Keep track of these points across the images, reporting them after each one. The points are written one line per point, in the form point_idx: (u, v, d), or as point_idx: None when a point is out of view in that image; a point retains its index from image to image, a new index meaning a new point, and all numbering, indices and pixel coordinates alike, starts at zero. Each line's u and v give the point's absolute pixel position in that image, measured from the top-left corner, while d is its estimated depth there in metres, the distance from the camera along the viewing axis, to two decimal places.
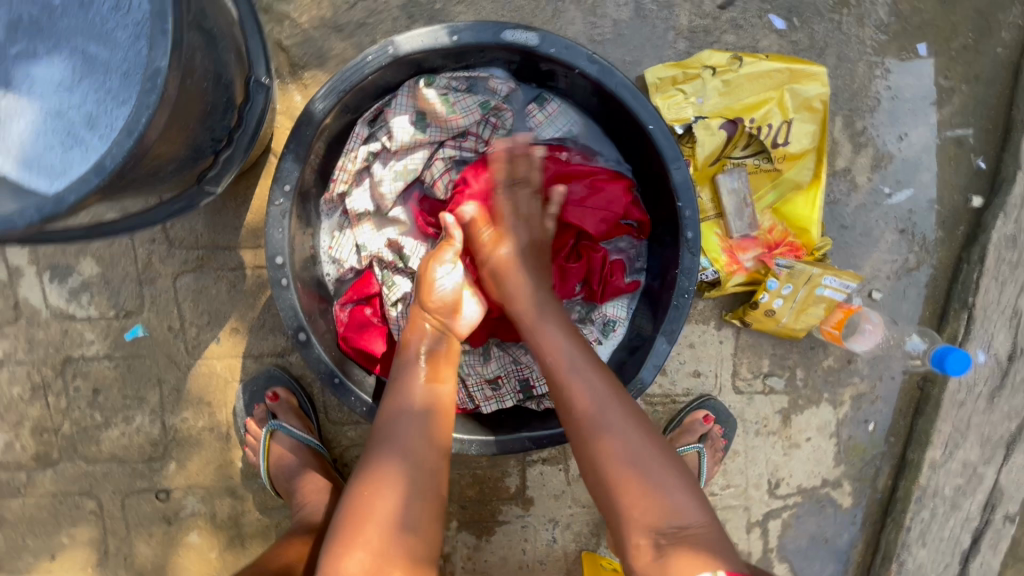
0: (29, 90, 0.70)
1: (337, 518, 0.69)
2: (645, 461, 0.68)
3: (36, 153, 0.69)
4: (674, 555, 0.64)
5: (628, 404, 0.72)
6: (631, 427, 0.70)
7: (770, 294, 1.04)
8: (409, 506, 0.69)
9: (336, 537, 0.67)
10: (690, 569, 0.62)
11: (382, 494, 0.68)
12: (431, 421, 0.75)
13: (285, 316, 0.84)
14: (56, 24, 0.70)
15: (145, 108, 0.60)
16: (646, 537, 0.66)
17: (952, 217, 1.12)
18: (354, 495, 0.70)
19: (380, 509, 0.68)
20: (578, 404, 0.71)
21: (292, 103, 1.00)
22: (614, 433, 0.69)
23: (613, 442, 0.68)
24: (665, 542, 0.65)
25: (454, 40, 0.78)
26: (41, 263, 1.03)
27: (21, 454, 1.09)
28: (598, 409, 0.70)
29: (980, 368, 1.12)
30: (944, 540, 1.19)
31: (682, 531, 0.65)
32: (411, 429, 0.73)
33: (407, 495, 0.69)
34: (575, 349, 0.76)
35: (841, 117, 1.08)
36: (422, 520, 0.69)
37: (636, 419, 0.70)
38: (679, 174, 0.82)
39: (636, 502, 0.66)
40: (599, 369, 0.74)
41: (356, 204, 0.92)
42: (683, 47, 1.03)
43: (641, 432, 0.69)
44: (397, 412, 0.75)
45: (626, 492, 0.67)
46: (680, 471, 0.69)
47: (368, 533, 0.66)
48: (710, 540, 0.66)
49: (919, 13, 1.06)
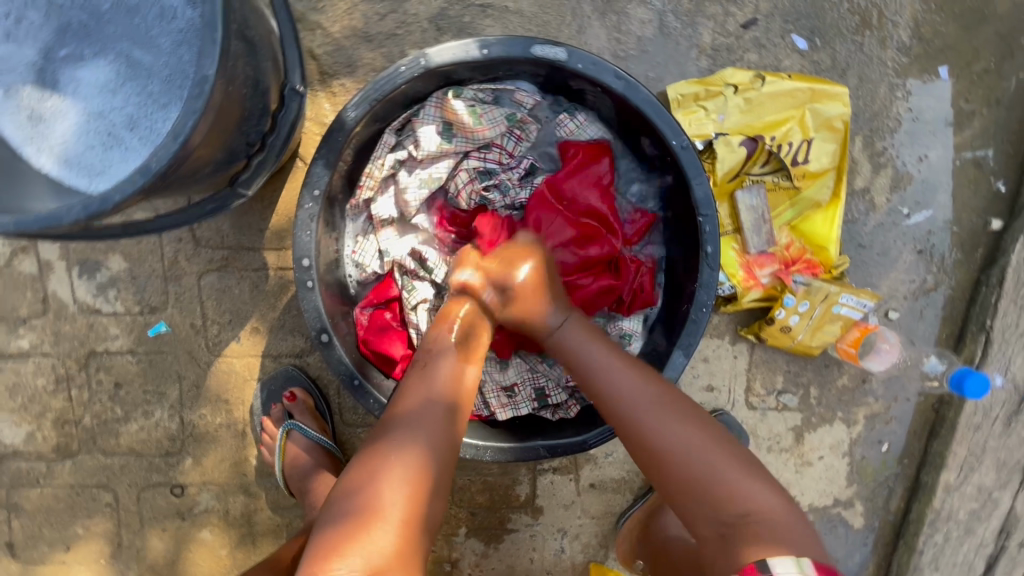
0: (74, 91, 0.73)
1: (337, 515, 0.64)
2: (696, 450, 0.69)
3: (80, 152, 0.73)
4: (742, 539, 0.63)
5: (676, 395, 0.74)
6: (681, 419, 0.71)
7: (787, 311, 1.04)
8: (425, 504, 0.66)
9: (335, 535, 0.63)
10: (762, 559, 0.60)
11: (398, 486, 0.65)
12: (455, 420, 0.73)
13: (309, 317, 0.85)
14: (104, 29, 0.73)
15: (192, 113, 0.62)
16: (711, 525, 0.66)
17: (971, 239, 1.12)
18: (359, 489, 0.65)
19: (392, 506, 0.64)
20: (620, 391, 0.74)
21: (321, 110, 1.03)
22: (659, 418, 0.71)
23: (660, 427, 0.70)
24: (730, 528, 0.64)
25: (484, 53, 0.80)
26: (71, 258, 1.06)
27: (42, 445, 1.11)
28: (643, 394, 0.73)
29: (997, 392, 1.12)
30: (957, 565, 1.18)
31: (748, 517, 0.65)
32: (436, 422, 0.71)
33: (427, 491, 0.66)
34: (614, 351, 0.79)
35: (861, 137, 1.08)
36: (433, 520, 0.67)
37: (684, 411, 0.72)
38: (701, 190, 0.83)
39: (692, 487, 0.67)
40: (632, 364, 0.77)
41: (381, 210, 0.95)
42: (705, 64, 1.05)
43: (690, 421, 0.71)
44: (421, 406, 0.72)
45: (685, 479, 0.68)
46: (742, 464, 0.69)
47: (378, 528, 0.62)
48: (781, 528, 0.64)
49: (941, 36, 1.07)
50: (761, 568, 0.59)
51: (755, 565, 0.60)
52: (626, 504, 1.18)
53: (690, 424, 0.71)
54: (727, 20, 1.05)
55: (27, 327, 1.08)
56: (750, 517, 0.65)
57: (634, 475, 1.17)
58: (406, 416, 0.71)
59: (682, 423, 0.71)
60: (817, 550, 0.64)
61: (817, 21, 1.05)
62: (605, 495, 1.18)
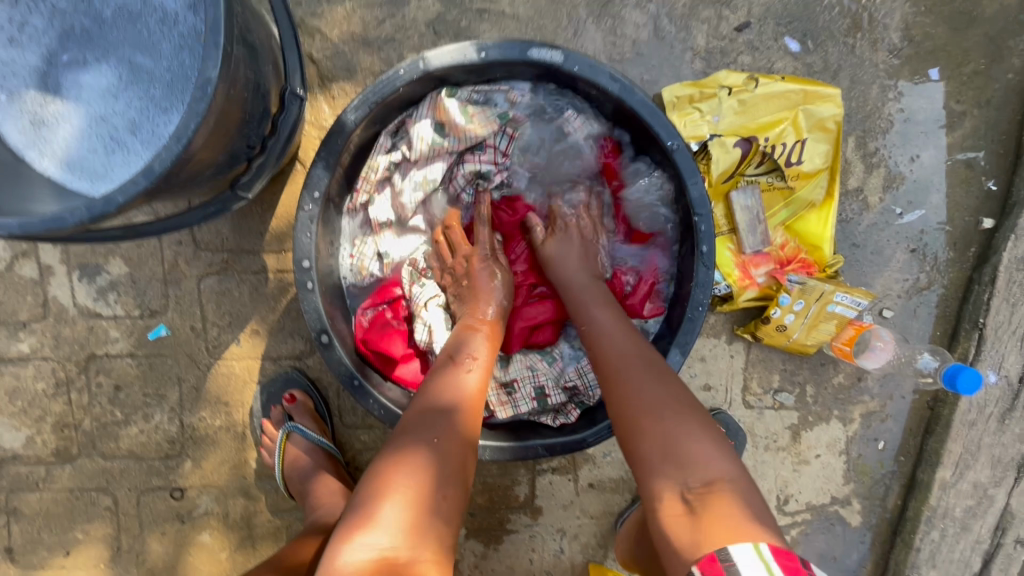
0: (77, 96, 0.73)
1: (357, 500, 0.67)
2: (668, 411, 0.68)
3: (82, 156, 0.73)
4: (711, 511, 0.60)
5: (650, 358, 0.75)
6: (659, 380, 0.72)
7: (782, 310, 1.05)
8: (431, 474, 0.68)
9: (353, 514, 0.66)
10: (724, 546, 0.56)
11: (404, 465, 0.67)
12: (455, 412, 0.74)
13: (309, 318, 0.86)
14: (106, 34, 0.74)
15: (195, 116, 0.63)
16: (678, 495, 0.63)
17: (963, 238, 1.13)
18: (374, 475, 0.69)
19: (399, 480, 0.66)
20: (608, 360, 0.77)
21: (320, 114, 1.04)
22: (639, 380, 0.72)
23: (637, 387, 0.71)
24: (699, 500, 0.62)
25: (481, 56, 0.81)
26: (71, 262, 1.06)
27: (42, 448, 1.11)
28: (624, 361, 0.75)
29: (991, 390, 1.13)
30: (954, 562, 1.18)
31: (718, 484, 0.62)
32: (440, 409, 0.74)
33: (433, 468, 0.68)
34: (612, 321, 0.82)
35: (854, 138, 1.10)
36: (439, 506, 0.66)
37: (663, 373, 0.73)
38: (696, 190, 0.84)
39: (660, 453, 0.65)
40: (616, 335, 0.80)
41: (378, 212, 0.96)
42: (699, 67, 1.06)
43: (664, 385, 0.71)
44: (431, 399, 0.76)
45: (653, 445, 0.67)
46: (710, 431, 0.67)
47: (387, 504, 0.65)
48: (749, 498, 0.62)
49: (931, 39, 1.09)
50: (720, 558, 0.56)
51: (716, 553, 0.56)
52: (625, 504, 1.18)
53: (666, 388, 0.71)
54: (720, 23, 1.06)
55: (26, 331, 1.08)
56: (720, 485, 0.62)
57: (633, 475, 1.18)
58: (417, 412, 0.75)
59: (659, 385, 0.71)
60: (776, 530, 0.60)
61: (809, 24, 1.07)
62: (604, 495, 1.18)
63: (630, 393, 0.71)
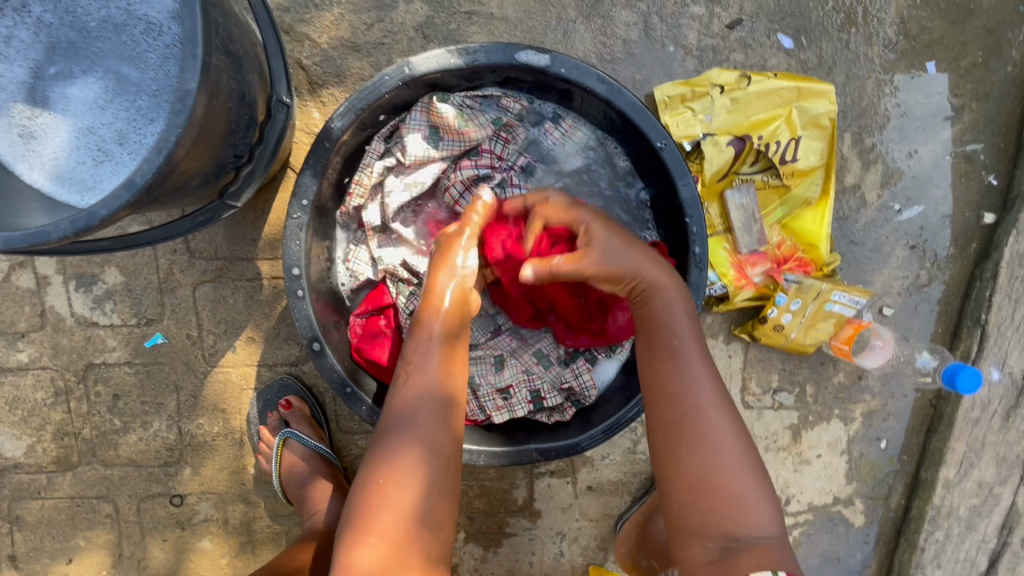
0: (65, 108, 0.74)
1: (342, 528, 0.66)
2: (726, 461, 0.65)
3: (70, 168, 0.74)
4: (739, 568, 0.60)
5: (729, 400, 0.69)
6: (729, 423, 0.67)
7: (779, 309, 1.04)
8: (427, 500, 0.67)
9: (351, 527, 0.66)
10: None
11: (398, 489, 0.66)
12: (448, 422, 0.71)
13: (300, 325, 0.86)
14: (91, 46, 0.74)
15: (175, 128, 0.63)
16: (714, 541, 0.63)
17: (964, 234, 1.11)
18: (358, 508, 0.66)
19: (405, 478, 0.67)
20: (676, 386, 0.68)
21: (311, 120, 1.03)
22: (709, 426, 0.66)
23: (707, 439, 0.65)
24: (732, 552, 0.62)
25: (468, 60, 0.81)
26: (67, 272, 1.07)
27: (43, 457, 1.12)
28: (698, 394, 0.68)
29: (994, 387, 1.11)
30: (960, 562, 1.17)
31: (755, 540, 0.62)
32: (432, 420, 0.70)
33: (424, 491, 0.66)
34: (689, 328, 0.72)
35: (850, 134, 1.08)
36: (437, 517, 0.67)
37: (732, 412, 0.68)
38: (686, 191, 0.84)
39: (693, 496, 0.65)
40: (680, 354, 0.70)
41: (371, 217, 0.95)
42: (691, 65, 1.05)
43: (734, 430, 0.67)
44: (415, 404, 0.71)
45: (709, 494, 0.64)
46: (760, 478, 0.66)
47: (368, 549, 0.63)
48: (786, 562, 0.61)
49: (928, 32, 1.07)
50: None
51: None
52: (624, 506, 1.17)
53: (736, 437, 0.66)
54: (712, 21, 1.05)
55: (25, 341, 1.09)
56: (758, 542, 0.62)
57: (632, 477, 1.17)
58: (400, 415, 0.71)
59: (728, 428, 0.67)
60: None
61: (802, 20, 1.06)
62: (603, 497, 1.17)
63: (696, 444, 0.65)
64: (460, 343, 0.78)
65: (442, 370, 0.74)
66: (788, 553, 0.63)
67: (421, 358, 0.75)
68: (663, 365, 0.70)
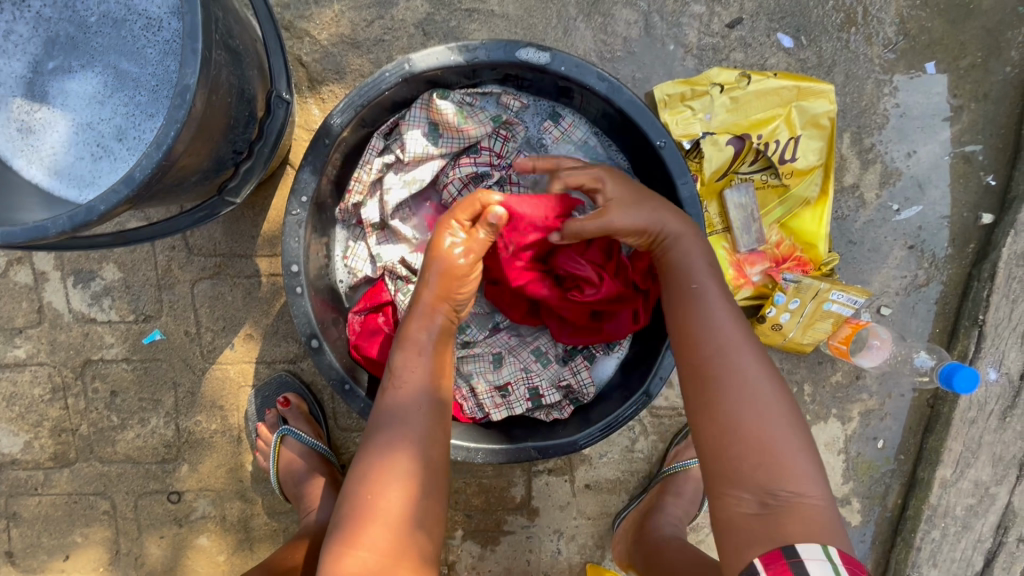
0: (63, 103, 0.73)
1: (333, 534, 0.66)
2: (764, 408, 0.63)
3: (68, 163, 0.73)
4: (778, 525, 0.58)
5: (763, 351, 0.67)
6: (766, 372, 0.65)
7: (777, 309, 1.04)
8: (417, 502, 0.67)
9: (343, 530, 0.65)
10: (790, 546, 0.57)
11: (389, 490, 0.66)
12: (437, 428, 0.71)
13: (299, 323, 0.86)
14: (90, 41, 0.74)
15: (174, 123, 0.63)
16: (751, 495, 0.61)
17: (961, 234, 1.12)
18: (351, 514, 0.66)
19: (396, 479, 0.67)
20: (705, 332, 0.68)
21: (310, 117, 1.03)
22: (744, 374, 0.64)
23: (738, 384, 0.64)
24: (771, 508, 0.59)
25: (469, 57, 0.82)
26: (65, 268, 1.07)
27: (40, 453, 1.12)
28: (729, 342, 0.66)
29: (991, 387, 1.11)
30: (956, 561, 1.17)
31: (795, 498, 0.60)
32: (421, 419, 0.71)
33: (415, 493, 0.67)
34: (714, 279, 0.72)
35: (849, 134, 1.09)
36: (428, 517, 0.68)
37: (768, 363, 0.66)
38: (685, 190, 0.84)
39: (730, 444, 0.62)
40: (710, 302, 0.70)
41: (369, 214, 0.95)
42: (691, 64, 1.06)
43: (770, 381, 0.65)
44: (403, 408, 0.71)
45: (745, 443, 0.62)
46: (801, 433, 0.63)
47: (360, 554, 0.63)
48: (828, 522, 0.59)
49: (927, 32, 1.07)
50: (786, 554, 0.56)
51: (783, 550, 0.57)
52: (622, 504, 1.17)
53: (772, 386, 0.64)
54: (712, 20, 1.05)
55: (22, 337, 1.09)
56: (798, 498, 0.60)
57: (629, 475, 1.17)
58: (390, 411, 0.71)
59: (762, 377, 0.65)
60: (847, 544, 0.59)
61: (802, 20, 1.06)
62: (601, 495, 1.17)
63: (725, 389, 0.64)
64: (445, 343, 0.77)
65: (431, 377, 0.73)
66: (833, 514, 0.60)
67: (409, 362, 0.74)
68: (692, 312, 0.69)
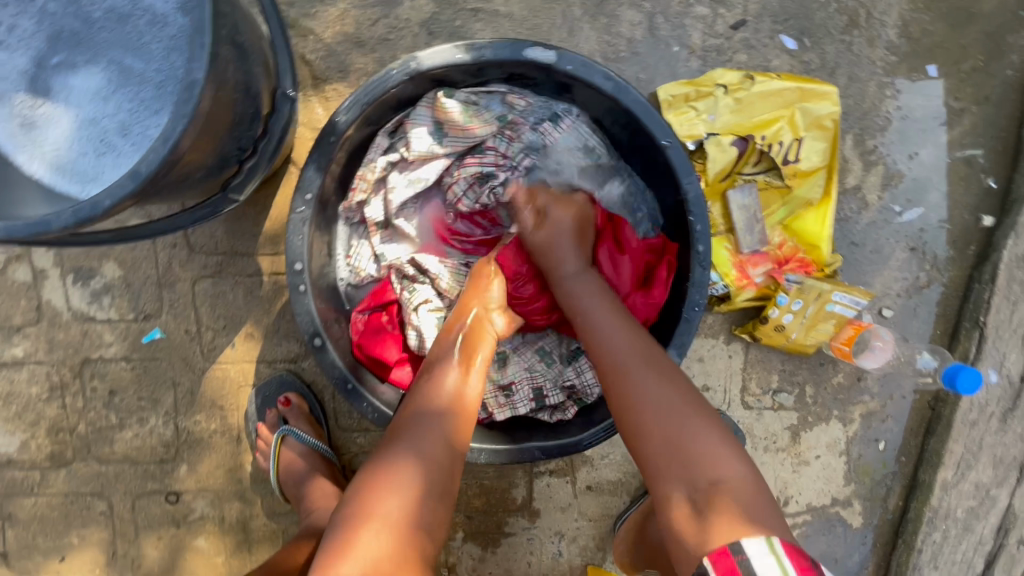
0: (67, 99, 0.73)
1: (341, 514, 0.65)
2: (671, 415, 0.67)
3: (71, 159, 0.73)
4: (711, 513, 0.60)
5: (661, 361, 0.72)
6: (666, 378, 0.70)
7: (780, 310, 1.04)
8: (422, 508, 0.65)
9: (342, 525, 0.63)
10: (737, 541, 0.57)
11: (396, 491, 0.65)
12: (449, 422, 0.72)
13: (302, 321, 0.85)
14: (95, 36, 0.73)
15: (181, 118, 0.62)
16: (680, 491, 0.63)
17: (962, 236, 1.12)
18: (362, 491, 0.66)
19: (403, 481, 0.66)
20: (605, 358, 0.74)
21: (313, 115, 1.03)
22: (645, 382, 0.69)
23: (640, 391, 0.69)
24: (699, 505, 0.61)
25: (474, 56, 0.81)
26: (64, 265, 1.06)
27: (37, 453, 1.11)
28: (620, 360, 0.72)
29: (991, 389, 1.12)
30: (957, 563, 1.17)
31: (718, 486, 0.62)
32: (435, 423, 0.71)
33: (424, 494, 0.65)
34: (600, 300, 0.81)
35: (851, 135, 1.09)
36: (433, 520, 0.65)
37: (666, 369, 0.71)
38: (692, 189, 0.84)
39: (660, 449, 0.66)
40: (614, 320, 0.77)
41: (373, 212, 0.95)
42: (695, 65, 1.06)
43: (668, 382, 0.69)
44: (419, 409, 0.73)
45: (659, 443, 0.66)
46: (717, 432, 0.66)
47: (375, 534, 0.61)
48: (752, 504, 0.61)
49: (929, 35, 1.08)
50: (733, 551, 0.57)
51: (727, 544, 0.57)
52: (624, 506, 1.17)
53: (668, 384, 0.69)
54: (716, 22, 1.05)
55: (20, 335, 1.08)
56: (723, 488, 0.62)
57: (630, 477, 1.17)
58: (410, 417, 0.72)
59: (662, 384, 0.69)
60: (779, 521, 0.61)
61: (806, 22, 1.06)
62: (602, 497, 1.17)
63: (629, 400, 0.69)
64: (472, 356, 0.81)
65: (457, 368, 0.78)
66: (761, 495, 0.62)
67: (438, 359, 0.81)
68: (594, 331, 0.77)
